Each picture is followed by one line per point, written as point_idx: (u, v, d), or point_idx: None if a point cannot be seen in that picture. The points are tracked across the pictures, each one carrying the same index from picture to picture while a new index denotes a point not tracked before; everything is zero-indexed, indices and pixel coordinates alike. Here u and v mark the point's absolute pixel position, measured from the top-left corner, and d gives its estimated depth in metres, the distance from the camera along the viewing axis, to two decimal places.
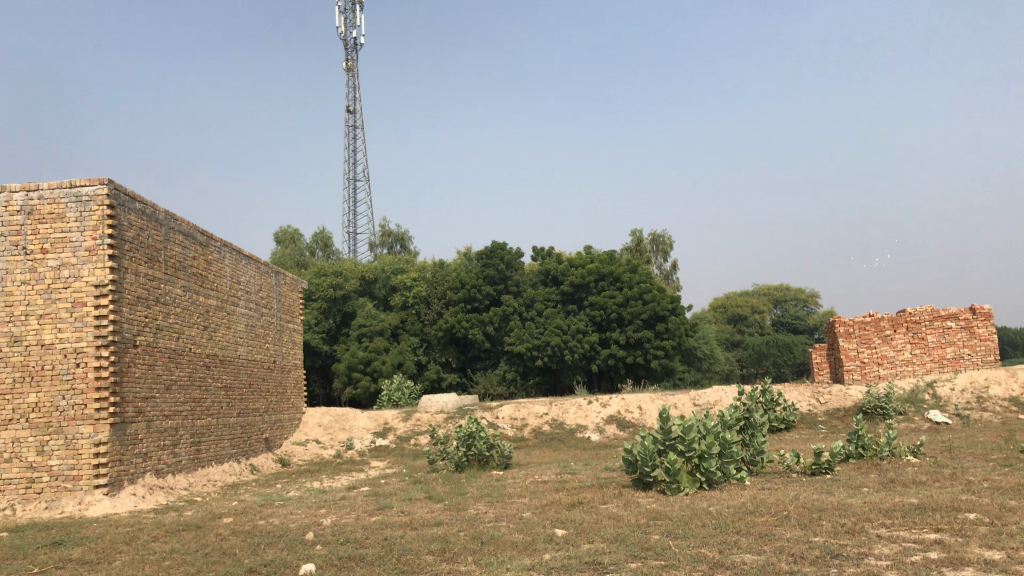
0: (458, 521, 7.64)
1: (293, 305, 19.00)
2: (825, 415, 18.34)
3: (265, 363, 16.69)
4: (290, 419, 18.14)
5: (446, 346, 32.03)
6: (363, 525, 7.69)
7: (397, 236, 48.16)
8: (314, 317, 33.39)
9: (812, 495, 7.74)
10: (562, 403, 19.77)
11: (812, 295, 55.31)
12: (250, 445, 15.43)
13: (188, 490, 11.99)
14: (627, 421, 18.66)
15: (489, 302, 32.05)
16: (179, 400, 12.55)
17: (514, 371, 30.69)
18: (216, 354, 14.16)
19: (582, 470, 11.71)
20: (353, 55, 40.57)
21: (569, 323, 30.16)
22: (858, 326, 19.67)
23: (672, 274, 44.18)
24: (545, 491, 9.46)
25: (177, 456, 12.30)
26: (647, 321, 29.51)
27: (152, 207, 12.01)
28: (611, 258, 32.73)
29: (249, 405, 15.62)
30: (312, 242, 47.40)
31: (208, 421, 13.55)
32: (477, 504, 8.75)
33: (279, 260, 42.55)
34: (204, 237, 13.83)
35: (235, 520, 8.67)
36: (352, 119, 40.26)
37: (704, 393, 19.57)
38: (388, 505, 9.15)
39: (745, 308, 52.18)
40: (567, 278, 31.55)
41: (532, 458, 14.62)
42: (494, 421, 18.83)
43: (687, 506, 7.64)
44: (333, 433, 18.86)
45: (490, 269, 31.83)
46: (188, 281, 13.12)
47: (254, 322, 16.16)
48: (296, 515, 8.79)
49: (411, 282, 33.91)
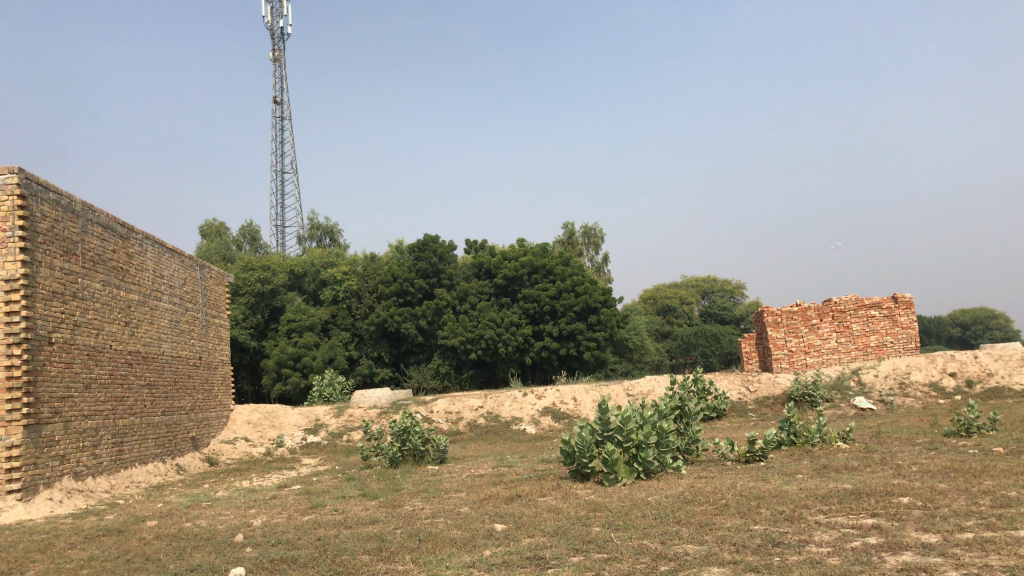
0: (394, 518, 7.45)
1: (220, 300, 18.45)
2: (755, 404, 18.64)
3: (190, 360, 16.16)
4: (217, 417, 17.61)
5: (379, 340, 31.62)
6: (296, 525, 7.45)
7: (326, 229, 47.37)
8: (242, 313, 32.54)
9: (748, 482, 7.79)
10: (497, 395, 19.66)
11: (738, 286, 56.45)
12: (176, 444, 14.92)
13: (109, 493, 11.50)
14: (562, 413, 18.66)
15: (422, 295, 31.76)
16: (99, 399, 12.03)
17: (447, 365, 30.47)
18: (138, 351, 13.62)
19: (519, 463, 11.61)
20: (279, 44, 39.68)
21: (503, 316, 30.05)
22: (786, 316, 19.95)
23: (604, 267, 44.51)
24: (482, 485, 9.33)
25: (98, 457, 11.79)
26: (579, 313, 29.66)
27: (68, 198, 11.46)
28: (544, 250, 32.79)
29: (174, 403, 15.09)
30: (239, 236, 46.30)
31: (130, 421, 13.03)
32: (414, 500, 8.58)
33: (204, 254, 41.41)
34: (124, 229, 13.27)
35: (160, 523, 8.31)
36: (279, 110, 39.41)
37: (637, 384, 19.71)
38: (321, 503, 8.89)
39: (674, 300, 52.95)
40: (501, 271, 31.48)
41: (467, 452, 14.48)
42: (428, 415, 18.61)
43: (626, 496, 7.60)
44: (262, 430, 18.39)
45: (423, 263, 31.53)
46: (107, 275, 12.57)
47: (179, 318, 15.62)
48: (224, 517, 8.48)
49: (342, 276, 33.37)
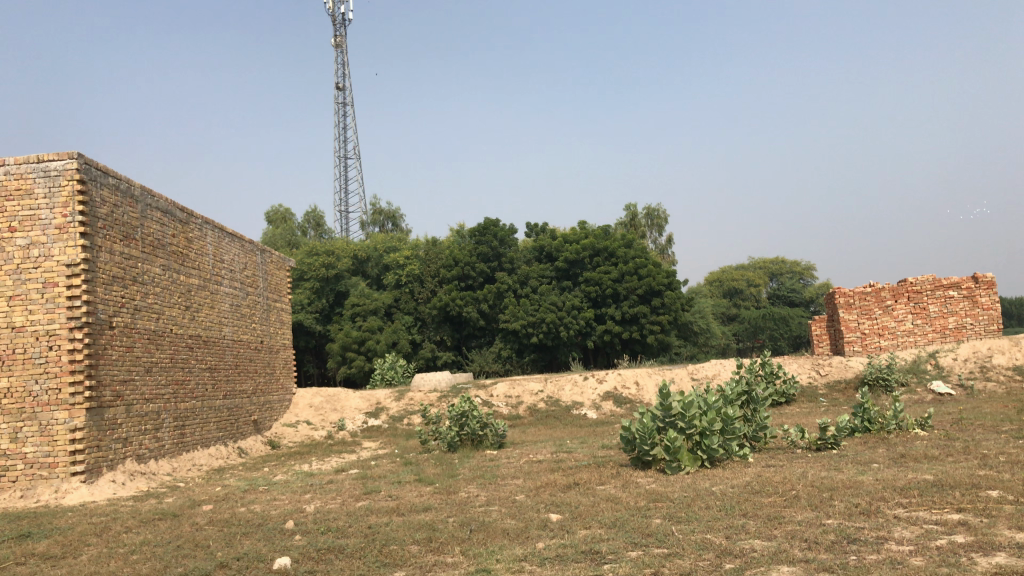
0: (447, 506, 7.24)
1: (281, 284, 18.55)
2: (826, 388, 17.99)
3: (252, 343, 16.27)
4: (279, 400, 17.73)
5: (441, 324, 31.59)
6: (348, 511, 7.30)
7: (389, 214, 47.58)
8: (307, 297, 32.88)
9: (819, 472, 7.35)
10: (558, 379, 19.39)
11: (808, 268, 54.93)
12: (237, 427, 15.03)
13: (171, 476, 11.58)
14: (624, 397, 18.30)
15: (483, 279, 31.63)
16: (161, 382, 12.14)
17: (509, 348, 30.31)
18: (199, 335, 13.71)
19: (579, 449, 11.33)
20: (341, 30, 39.86)
21: (564, 299, 29.72)
22: (858, 297, 19.29)
23: (668, 248, 43.75)
24: (540, 472, 9.07)
25: (160, 440, 11.89)
26: (643, 296, 29.10)
27: (127, 182, 11.50)
28: (606, 233, 32.30)
29: (235, 387, 15.19)
30: (304, 221, 46.88)
31: (192, 404, 13.14)
32: (469, 487, 8.36)
33: (269, 240, 42.02)
34: (183, 214, 13.33)
35: (215, 507, 8.26)
36: (342, 96, 39.67)
37: (702, 367, 19.22)
38: (375, 489, 8.75)
39: (740, 282, 51.76)
40: (562, 254, 31.10)
41: (527, 437, 14.26)
42: (488, 399, 18.44)
43: (689, 486, 7.26)
44: (324, 414, 18.47)
45: (484, 246, 31.33)
46: (167, 260, 12.64)
47: (240, 302, 15.71)
48: (279, 502, 8.40)
49: (404, 260, 33.47)
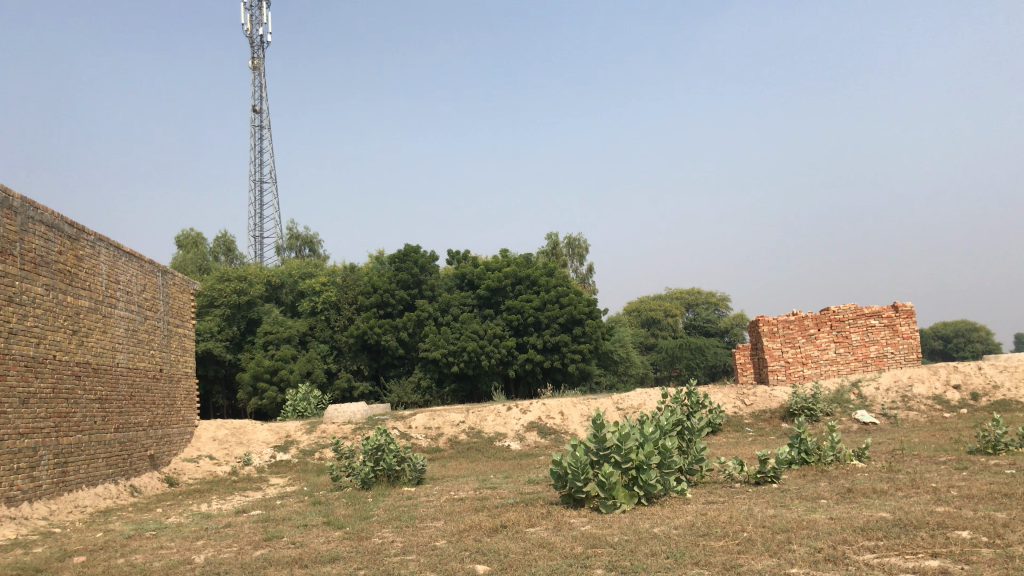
0: (358, 555, 6.40)
1: (184, 308, 17.29)
2: (752, 418, 17.72)
3: (149, 372, 15.03)
4: (179, 434, 16.42)
5: (358, 353, 30.54)
6: (243, 563, 6.37)
7: (305, 239, 46.18)
8: (216, 324, 31.32)
9: (767, 510, 6.77)
10: (479, 409, 18.61)
11: (722, 298, 55.52)
12: (131, 464, 13.77)
13: (47, 520, 10.34)
14: (548, 427, 17.61)
15: (403, 307, 30.65)
16: (39, 415, 10.90)
17: (429, 378, 29.43)
18: (88, 362, 12.49)
19: (503, 485, 10.58)
20: (258, 53, 38.67)
21: (485, 328, 29.03)
22: (782, 325, 19.08)
23: (588, 278, 43.62)
24: (463, 512, 8.26)
25: (36, 480, 10.64)
26: (564, 324, 28.74)
27: (5, 191, 10.32)
28: (528, 261, 31.81)
29: (130, 419, 13.94)
30: (214, 246, 45.03)
31: (77, 438, 11.89)
32: (383, 531, 7.52)
33: (178, 266, 40.18)
34: (73, 229, 12.15)
35: (88, 560, 7.19)
36: (258, 119, 38.41)
37: (628, 397, 18.72)
38: (277, 534, 7.79)
39: (658, 312, 52.11)
40: (483, 282, 30.42)
41: (447, 471, 13.44)
42: (406, 431, 17.54)
43: (629, 527, 6.60)
44: (229, 448, 17.23)
45: (404, 273, 30.40)
46: (52, 279, 11.44)
47: (136, 326, 14.47)
48: (164, 552, 7.39)
49: (320, 287, 32.33)
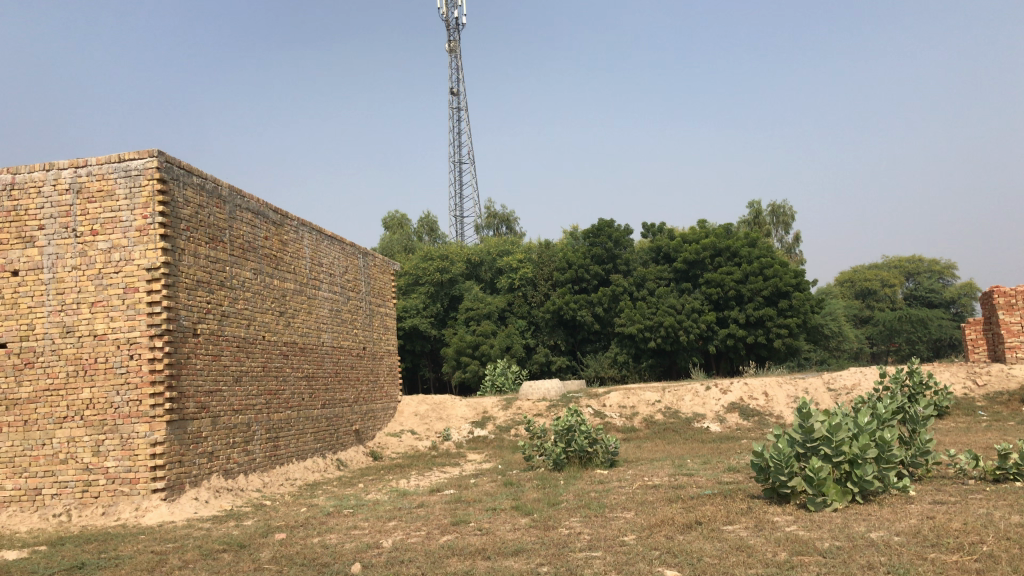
0: (543, 548, 6.10)
1: (385, 288, 17.86)
2: (986, 400, 15.89)
3: (353, 350, 15.62)
4: (383, 409, 17.04)
5: (555, 328, 30.58)
6: (427, 551, 6.25)
7: (503, 217, 46.89)
8: (422, 301, 32.48)
9: (1011, 517, 5.80)
10: (677, 388, 17.95)
11: (948, 266, 50.63)
12: (337, 438, 14.39)
13: (260, 492, 10.94)
14: (751, 409, 16.67)
15: (598, 282, 30.35)
16: (252, 392, 11.54)
17: (626, 353, 29.04)
18: (295, 342, 13.11)
19: (700, 471, 10.00)
20: (455, 35, 39.39)
21: (683, 302, 28.08)
22: (1022, 297, 16.94)
23: (795, 248, 41.26)
24: (655, 503, 7.77)
25: (250, 453, 11.28)
26: (768, 298, 27.18)
27: (213, 182, 10.90)
28: (728, 232, 30.33)
29: (335, 395, 14.56)
30: (418, 227, 46.76)
31: (286, 415, 12.51)
32: (571, 520, 7.20)
33: (386, 246, 42.06)
34: (277, 215, 12.74)
35: (288, 537, 7.40)
36: (455, 101, 39.20)
37: (840, 376, 17.35)
38: (465, 518, 7.68)
39: (874, 282, 48.48)
40: (680, 255, 29.32)
41: (642, 453, 12.96)
42: (601, 410, 17.24)
43: (840, 530, 5.89)
44: (429, 423, 17.70)
45: (598, 248, 30.05)
46: (259, 263, 12.05)
47: (340, 307, 15.07)
48: (356, 532, 7.46)
49: (517, 264, 32.56)
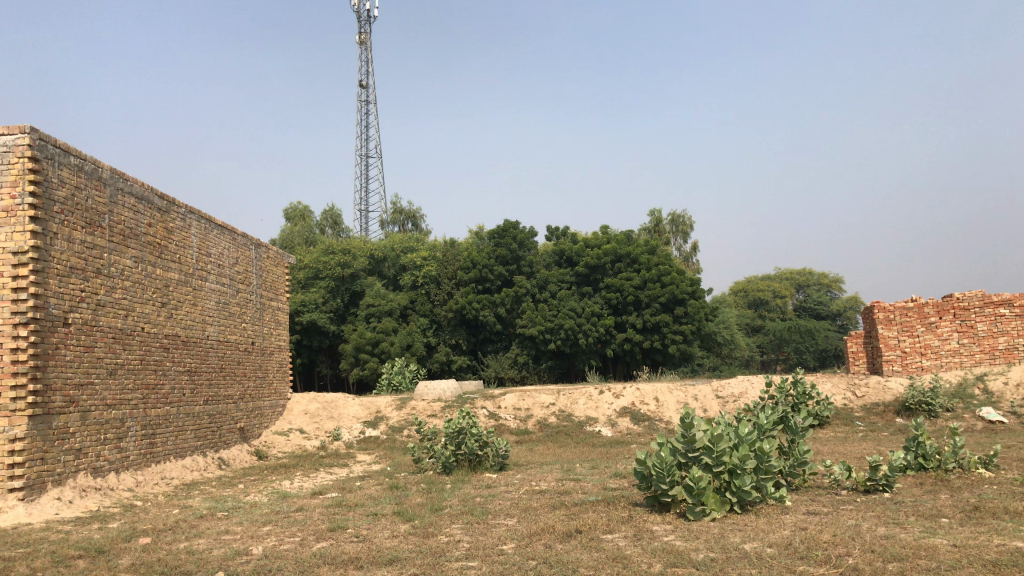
0: (419, 557, 5.93)
1: (278, 281, 17.36)
2: (863, 411, 16.55)
3: (241, 345, 15.08)
4: (271, 406, 16.54)
5: (456, 327, 30.41)
6: (298, 559, 5.99)
7: (408, 214, 46.43)
8: (321, 296, 31.82)
9: (878, 530, 5.96)
10: (571, 391, 18.05)
11: (836, 279, 52.78)
12: (220, 436, 13.85)
13: (132, 492, 10.39)
14: (642, 414, 16.90)
15: (501, 283, 30.25)
16: (127, 386, 10.96)
17: (526, 354, 29.15)
18: (177, 334, 12.55)
19: (587, 477, 10.02)
20: (366, 27, 38.78)
21: (584, 305, 28.39)
22: (900, 312, 17.79)
23: (693, 256, 42.27)
24: (539, 509, 7.71)
25: (123, 451, 10.71)
26: (665, 304, 27.66)
27: (93, 163, 10.29)
28: (629, 238, 30.75)
29: (220, 391, 14.02)
30: (321, 219, 45.85)
31: (165, 410, 11.94)
32: (453, 527, 7.07)
33: (286, 238, 41.06)
34: (163, 201, 12.16)
35: (153, 542, 7.01)
36: (364, 94, 38.58)
37: (729, 384, 17.78)
38: (344, 523, 7.44)
39: (766, 293, 50.11)
40: (583, 259, 29.60)
41: (533, 456, 12.93)
42: (495, 412, 17.17)
43: (716, 540, 5.94)
44: (320, 422, 17.28)
45: (502, 248, 30.01)
46: (141, 251, 11.47)
47: (228, 299, 14.52)
48: (228, 537, 7.12)
49: (420, 261, 32.20)
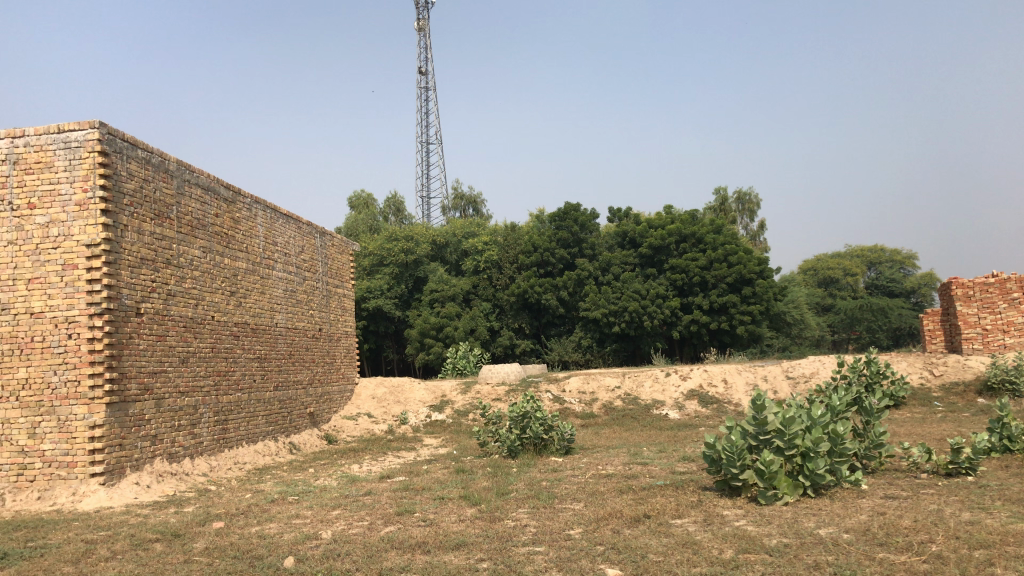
0: (486, 541, 5.91)
1: (343, 268, 17.55)
2: (941, 391, 15.99)
3: (308, 331, 15.30)
4: (339, 391, 16.77)
5: (520, 311, 30.43)
6: (366, 543, 6.02)
7: (469, 199, 46.56)
8: (386, 282, 32.14)
9: (962, 515, 5.71)
10: (637, 374, 17.88)
11: (910, 255, 51.13)
12: (290, 421, 14.10)
13: (206, 476, 10.65)
14: (710, 396, 16.64)
15: (563, 266, 30.20)
16: (200, 374, 11.21)
17: (590, 337, 29.01)
18: (247, 322, 12.79)
19: (654, 460, 9.89)
20: (424, 13, 38.85)
21: (648, 287, 28.08)
22: (979, 288, 17.09)
23: (760, 235, 41.43)
24: (606, 493, 7.62)
25: (197, 437, 10.97)
26: (732, 285, 27.13)
27: (160, 156, 10.50)
28: (694, 218, 30.24)
29: (289, 377, 14.25)
30: (384, 207, 46.32)
31: (237, 397, 12.19)
32: (519, 512, 7.04)
33: (350, 226, 41.59)
34: (229, 192, 12.37)
35: (226, 526, 7.15)
36: (424, 80, 38.70)
37: (799, 365, 17.38)
38: (411, 507, 7.48)
39: (836, 271, 48.85)
40: (646, 241, 29.22)
41: (600, 440, 12.83)
42: (560, 395, 17.11)
43: (789, 525, 5.79)
44: (387, 406, 17.46)
45: (564, 231, 29.85)
46: (209, 241, 11.69)
47: (295, 287, 14.75)
48: (298, 521, 7.22)
49: (482, 246, 32.20)
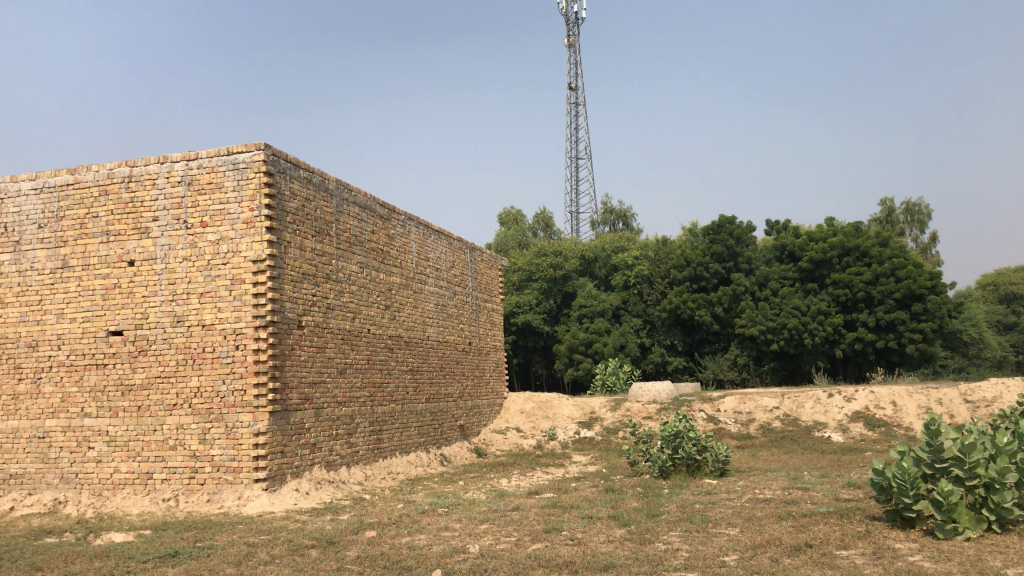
0: (635, 564, 5.70)
1: (493, 283, 17.72)
2: None
3: (459, 345, 15.54)
4: (489, 405, 16.92)
5: (671, 327, 29.83)
6: (513, 560, 5.95)
7: (619, 214, 46.21)
8: (535, 297, 32.31)
9: None
10: (796, 394, 17.04)
11: None
12: (442, 433, 14.33)
13: (361, 485, 10.96)
14: (877, 419, 15.61)
15: (718, 281, 29.30)
16: (356, 385, 11.58)
17: (746, 355, 28.04)
18: (400, 335, 13.12)
19: (816, 486, 9.33)
20: (574, 30, 38.99)
21: (808, 303, 26.85)
22: None
23: (932, 248, 38.82)
24: (764, 519, 7.22)
25: (353, 446, 11.32)
26: (901, 301, 25.50)
27: (320, 175, 10.96)
28: (858, 229, 28.67)
29: (440, 390, 14.51)
30: (534, 222, 46.71)
31: (391, 408, 12.51)
32: (670, 534, 6.77)
33: (501, 242, 42.17)
34: (385, 209, 12.76)
35: (378, 535, 7.29)
36: (574, 96, 38.79)
37: (979, 388, 16.04)
38: (558, 525, 7.35)
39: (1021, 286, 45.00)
40: (806, 254, 27.93)
41: (756, 462, 12.27)
42: (714, 415, 16.55)
43: (971, 563, 5.26)
44: (536, 421, 17.46)
45: (718, 245, 29.04)
46: (365, 257, 12.09)
47: (446, 301, 15.02)
48: (445, 534, 7.25)
49: (631, 261, 31.81)
